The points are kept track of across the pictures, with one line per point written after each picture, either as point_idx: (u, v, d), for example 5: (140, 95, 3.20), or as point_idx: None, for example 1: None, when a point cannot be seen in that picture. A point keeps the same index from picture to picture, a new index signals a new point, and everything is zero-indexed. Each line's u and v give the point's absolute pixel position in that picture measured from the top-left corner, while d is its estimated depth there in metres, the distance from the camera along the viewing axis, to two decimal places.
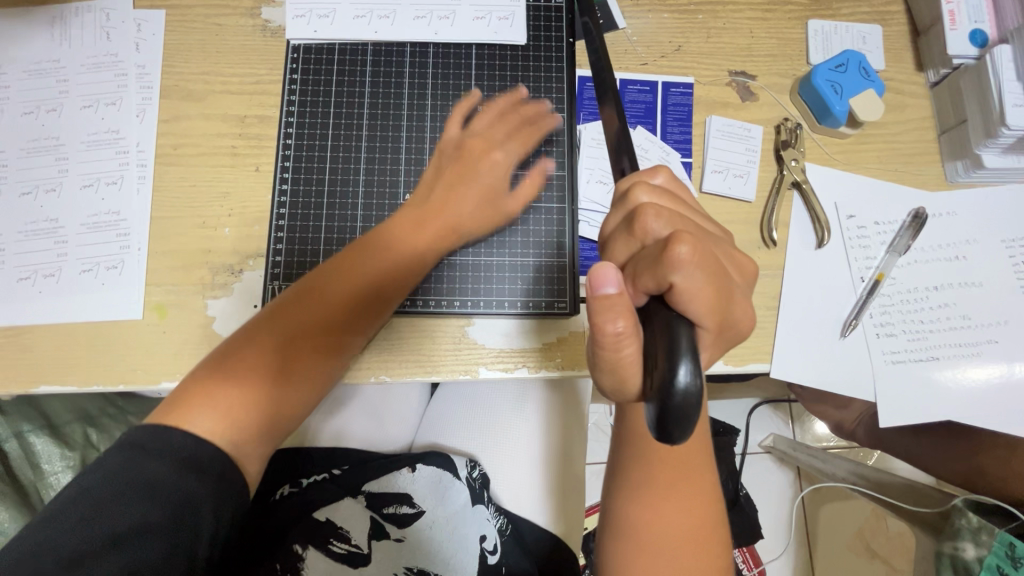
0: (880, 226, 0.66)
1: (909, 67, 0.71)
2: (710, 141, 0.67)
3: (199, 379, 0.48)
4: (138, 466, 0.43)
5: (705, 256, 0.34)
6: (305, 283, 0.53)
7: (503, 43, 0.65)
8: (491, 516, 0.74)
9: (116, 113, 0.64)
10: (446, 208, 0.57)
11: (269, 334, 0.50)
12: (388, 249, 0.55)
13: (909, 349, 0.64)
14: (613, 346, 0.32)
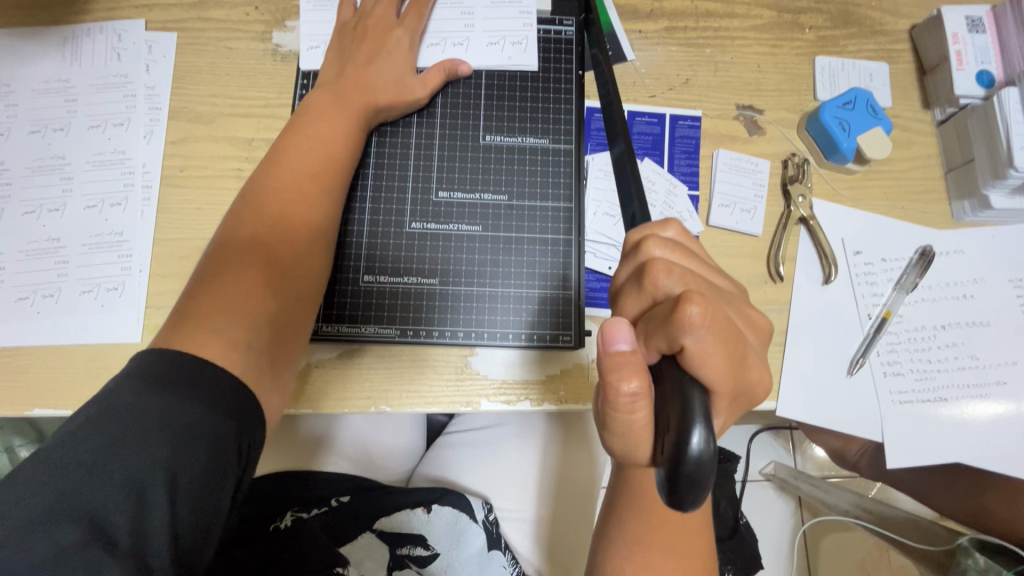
0: (888, 262, 0.66)
1: (915, 105, 0.71)
2: (717, 174, 0.67)
3: (183, 310, 0.46)
4: (166, 408, 0.39)
5: (717, 316, 0.34)
6: (254, 193, 0.53)
7: (514, 68, 0.64)
8: (507, 563, 0.74)
9: (123, 134, 0.64)
10: (372, 73, 0.60)
11: (233, 252, 0.50)
12: (313, 129, 0.57)
13: (916, 389, 0.63)
14: (626, 407, 0.32)
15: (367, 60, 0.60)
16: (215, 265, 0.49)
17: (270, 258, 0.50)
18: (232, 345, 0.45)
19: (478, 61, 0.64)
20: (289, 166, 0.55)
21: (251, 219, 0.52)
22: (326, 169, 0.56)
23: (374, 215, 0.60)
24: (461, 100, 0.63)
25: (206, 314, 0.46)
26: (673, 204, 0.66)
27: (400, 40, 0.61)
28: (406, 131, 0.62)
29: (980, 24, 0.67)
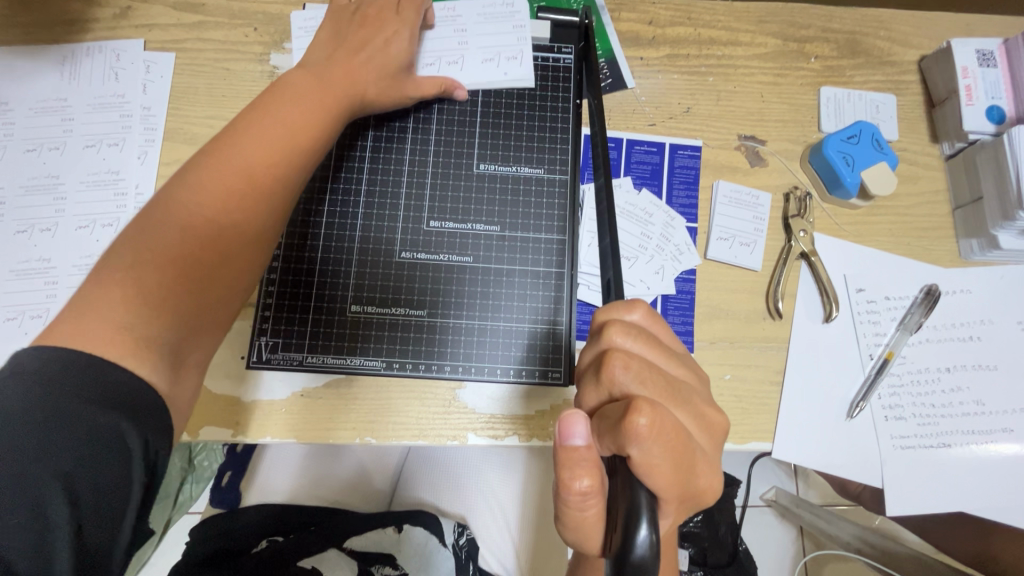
0: (891, 301, 0.64)
1: (924, 138, 0.69)
2: (716, 206, 0.65)
3: (90, 295, 0.41)
4: (68, 410, 0.35)
5: (672, 427, 0.30)
6: (196, 168, 0.48)
7: (512, 84, 0.64)
8: None
9: (118, 154, 0.64)
10: (356, 63, 0.56)
11: (161, 230, 0.44)
12: (279, 107, 0.52)
13: (919, 434, 0.61)
14: (578, 505, 0.30)
15: (351, 59, 0.57)
16: (136, 242, 0.44)
17: (199, 249, 0.45)
18: (135, 341, 0.40)
19: (475, 79, 0.63)
20: (243, 145, 0.49)
21: (193, 194, 0.46)
22: (287, 157, 0.50)
23: (366, 246, 0.59)
24: (456, 130, 0.63)
25: (102, 292, 0.41)
26: (671, 236, 0.64)
27: (391, 46, 0.59)
28: (399, 155, 0.62)
29: (991, 58, 0.65)
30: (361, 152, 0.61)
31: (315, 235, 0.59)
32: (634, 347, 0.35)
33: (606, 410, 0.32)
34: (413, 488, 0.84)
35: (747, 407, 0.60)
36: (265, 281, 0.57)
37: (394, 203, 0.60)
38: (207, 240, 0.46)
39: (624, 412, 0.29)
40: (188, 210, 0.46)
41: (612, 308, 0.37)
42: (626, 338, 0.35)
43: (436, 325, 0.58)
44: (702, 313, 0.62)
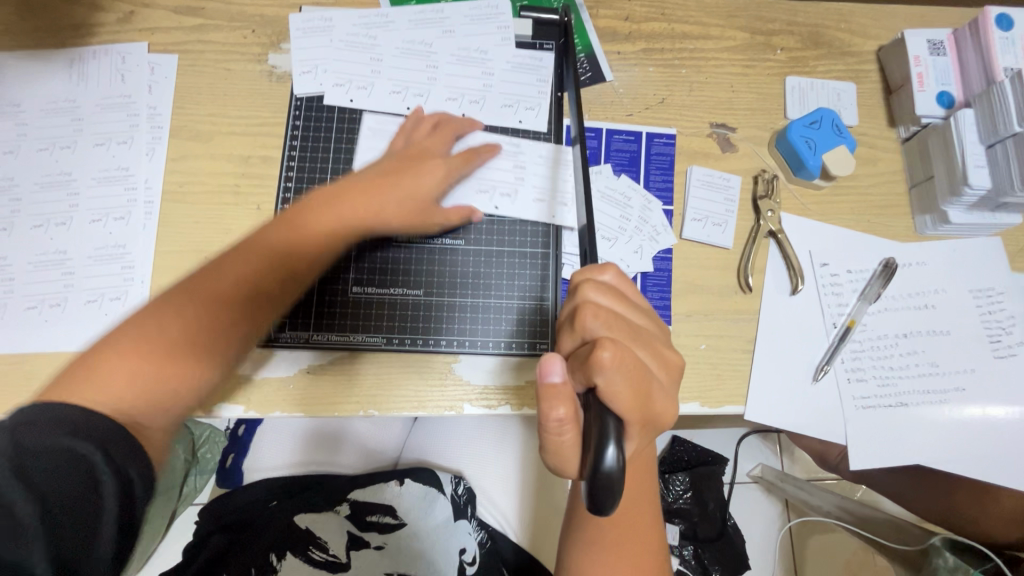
0: (853, 274, 0.69)
1: (882, 123, 0.74)
2: (690, 190, 0.70)
3: (113, 341, 0.48)
4: (49, 441, 0.38)
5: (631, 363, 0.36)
6: (241, 247, 0.54)
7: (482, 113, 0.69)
8: (474, 529, 0.79)
9: (127, 151, 0.68)
10: (374, 198, 0.58)
11: (177, 300, 0.50)
12: (315, 210, 0.57)
13: (879, 396, 0.66)
14: (556, 430, 0.35)
15: (402, 171, 0.60)
16: (163, 307, 0.50)
17: (200, 323, 0.50)
18: (157, 378, 0.47)
19: (435, 112, 0.69)
20: (279, 237, 0.55)
21: (218, 271, 0.52)
22: (301, 251, 0.55)
23: None
24: None
25: (121, 344, 0.47)
26: (648, 218, 0.69)
27: (431, 186, 0.61)
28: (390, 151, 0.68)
29: (941, 47, 0.70)
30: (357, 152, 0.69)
31: None
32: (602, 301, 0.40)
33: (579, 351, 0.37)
34: (416, 448, 0.90)
35: (720, 373, 0.66)
36: None
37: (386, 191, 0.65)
38: (234, 295, 0.52)
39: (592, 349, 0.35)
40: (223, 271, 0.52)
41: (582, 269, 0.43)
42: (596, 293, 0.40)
43: (434, 313, 0.62)
44: (678, 289, 0.67)
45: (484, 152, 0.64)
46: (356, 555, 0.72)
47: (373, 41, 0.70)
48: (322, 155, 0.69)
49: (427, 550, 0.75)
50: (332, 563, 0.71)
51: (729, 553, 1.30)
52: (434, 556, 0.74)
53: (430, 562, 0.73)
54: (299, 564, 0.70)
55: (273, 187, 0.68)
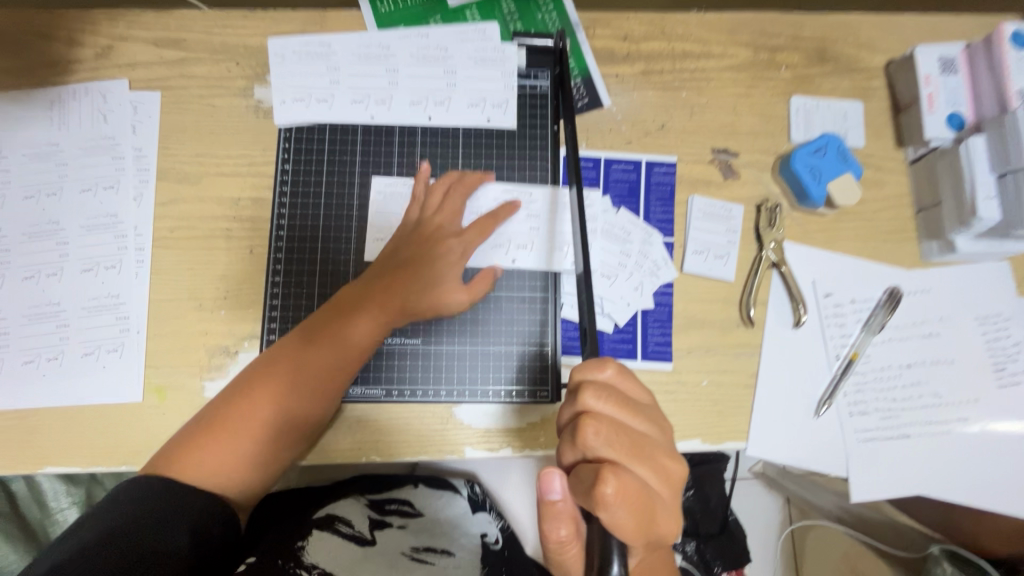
0: (857, 303, 0.68)
1: (889, 143, 0.72)
2: (691, 220, 0.68)
3: (187, 448, 0.54)
4: (137, 537, 0.45)
5: (635, 489, 0.36)
6: (283, 356, 0.58)
7: (496, 129, 0.69)
8: (493, 519, 0.74)
9: (114, 197, 0.66)
10: (397, 293, 0.60)
11: (246, 418, 0.55)
12: (348, 322, 0.59)
13: (881, 427, 0.66)
14: (560, 548, 0.39)
15: (424, 263, 0.61)
16: (228, 422, 0.55)
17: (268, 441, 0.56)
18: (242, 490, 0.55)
19: (458, 120, 0.68)
20: (324, 356, 0.58)
21: (275, 390, 0.56)
22: (346, 371, 0.59)
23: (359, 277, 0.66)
24: (439, 154, 0.69)
25: (199, 452, 0.53)
26: (648, 252, 0.68)
27: (450, 266, 0.61)
28: (384, 197, 0.67)
29: (953, 65, 0.67)
30: (352, 198, 0.68)
31: (313, 276, 0.66)
32: (604, 408, 0.40)
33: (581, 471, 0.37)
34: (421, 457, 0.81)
35: (722, 409, 0.65)
36: (269, 310, 0.65)
37: (380, 241, 0.66)
38: (293, 415, 0.57)
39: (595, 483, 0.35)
40: (275, 389, 0.56)
41: (581, 368, 0.42)
42: (598, 401, 0.40)
43: (431, 364, 0.63)
44: (679, 324, 0.67)
45: (504, 209, 0.63)
46: (381, 534, 0.64)
47: (386, 52, 0.68)
48: (313, 200, 0.67)
49: (449, 530, 0.67)
50: (359, 537, 0.62)
51: (732, 548, 1.17)
52: (457, 535, 0.67)
53: (454, 540, 0.66)
54: (325, 535, 0.60)
55: (265, 229, 0.67)
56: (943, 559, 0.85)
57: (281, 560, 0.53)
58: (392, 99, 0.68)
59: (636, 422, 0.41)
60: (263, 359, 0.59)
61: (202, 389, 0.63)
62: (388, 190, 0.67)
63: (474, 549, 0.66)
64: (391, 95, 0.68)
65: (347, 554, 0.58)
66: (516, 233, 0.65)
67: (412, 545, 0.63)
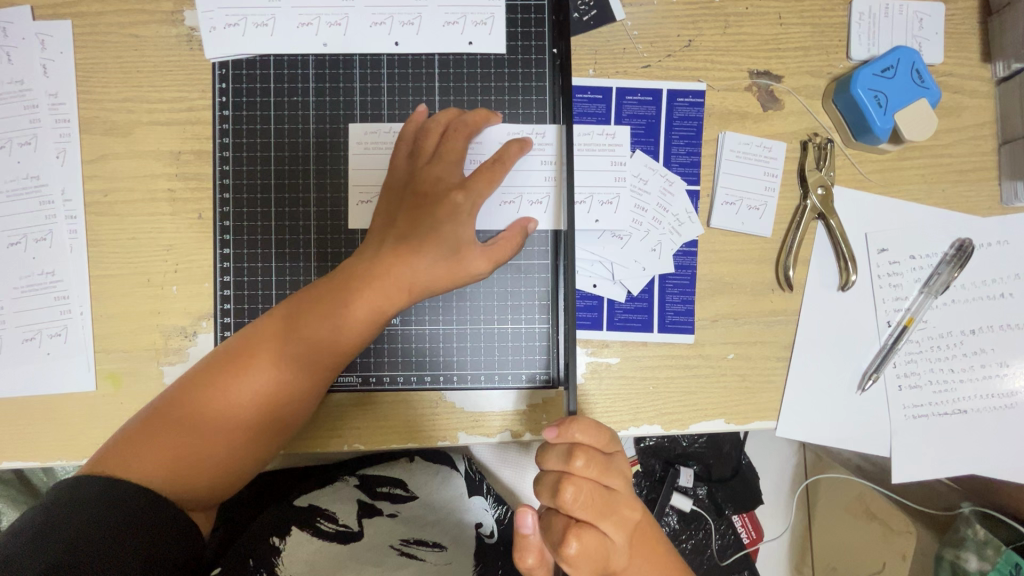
0: (917, 260, 0.57)
1: (973, 58, 0.58)
2: (721, 164, 0.57)
3: (149, 435, 0.47)
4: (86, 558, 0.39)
5: (597, 547, 0.41)
6: (264, 334, 0.50)
7: (479, 54, 0.56)
8: (490, 507, 0.67)
9: (33, 155, 0.56)
10: (399, 262, 0.50)
11: (218, 406, 0.48)
12: (343, 298, 0.50)
13: (933, 402, 0.57)
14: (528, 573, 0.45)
15: (429, 226, 0.51)
16: (198, 410, 0.48)
17: (242, 431, 0.48)
18: (208, 488, 0.48)
19: (432, 45, 0.56)
20: (313, 337, 0.50)
21: (255, 375, 0.49)
22: (339, 356, 0.51)
23: (324, 247, 0.56)
24: (412, 87, 0.56)
25: (162, 441, 0.46)
26: (669, 205, 0.57)
27: (458, 228, 0.51)
28: (346, 150, 0.56)
29: None
30: (306, 149, 0.57)
31: (268, 246, 0.57)
32: (588, 473, 0.42)
33: (552, 519, 0.42)
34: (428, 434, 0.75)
35: (751, 385, 0.57)
36: (221, 287, 0.56)
37: (348, 207, 0.56)
38: (273, 402, 0.49)
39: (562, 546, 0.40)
40: (254, 370, 0.49)
41: (569, 431, 0.42)
42: (583, 466, 0.41)
43: (425, 346, 0.56)
44: (704, 289, 0.57)
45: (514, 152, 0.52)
46: (368, 524, 0.62)
47: None
48: (261, 153, 0.57)
49: (442, 517, 0.65)
50: (343, 534, 0.60)
51: (743, 492, 1.05)
52: (450, 523, 0.64)
53: (444, 530, 0.63)
54: (306, 539, 0.58)
55: (213, 189, 0.57)
56: (974, 521, 0.73)
57: (264, 569, 0.54)
58: (348, 20, 0.55)
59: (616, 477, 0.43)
60: (239, 337, 0.51)
61: (160, 375, 0.56)
62: (368, 140, 0.56)
63: (464, 544, 0.63)
64: (347, 15, 0.55)
65: (330, 554, 0.58)
66: (526, 185, 0.55)
67: (400, 539, 0.62)
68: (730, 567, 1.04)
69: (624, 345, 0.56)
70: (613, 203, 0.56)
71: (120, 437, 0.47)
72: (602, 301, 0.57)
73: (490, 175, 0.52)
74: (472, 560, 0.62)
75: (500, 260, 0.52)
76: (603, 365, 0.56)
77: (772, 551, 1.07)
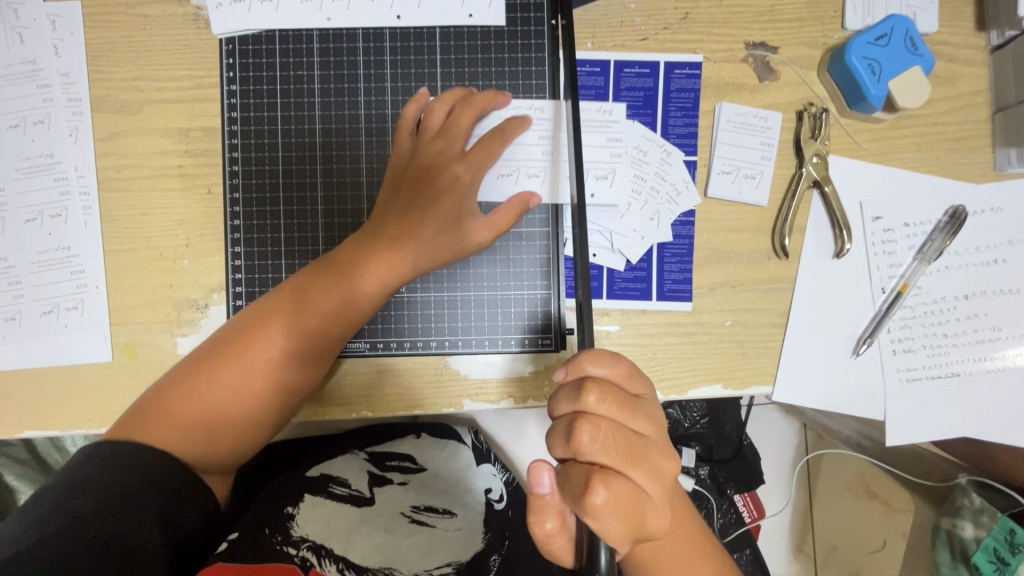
0: (911, 227, 0.58)
1: (968, 26, 0.59)
2: (718, 134, 0.58)
3: (164, 403, 0.48)
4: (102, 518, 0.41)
5: (626, 496, 0.38)
6: (273, 307, 0.51)
7: (480, 27, 0.57)
8: (498, 472, 0.69)
9: (47, 134, 0.58)
10: (404, 234, 0.52)
11: (231, 375, 0.50)
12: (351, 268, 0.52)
13: (927, 366, 0.59)
14: (546, 541, 0.41)
15: (432, 198, 0.53)
16: (211, 380, 0.49)
17: (253, 398, 0.50)
18: (223, 453, 0.50)
19: (433, 17, 0.57)
20: (320, 306, 0.51)
21: (266, 344, 0.50)
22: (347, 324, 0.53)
23: (331, 218, 0.58)
24: (413, 59, 0.57)
25: (177, 408, 0.48)
26: (667, 174, 0.58)
27: (461, 199, 0.54)
28: (353, 124, 0.58)
29: None
30: (311, 124, 0.58)
31: (277, 218, 0.58)
32: (605, 409, 0.40)
33: (571, 470, 0.39)
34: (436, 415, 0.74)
35: (747, 351, 0.58)
36: (231, 259, 0.58)
37: (355, 178, 0.58)
38: (285, 370, 0.51)
39: (585, 490, 0.37)
40: (264, 339, 0.50)
41: (587, 364, 0.41)
42: (597, 401, 0.40)
43: (431, 314, 0.57)
44: (702, 257, 0.58)
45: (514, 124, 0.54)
46: (381, 490, 0.64)
47: None
48: (268, 128, 0.58)
49: (452, 486, 0.66)
50: (356, 498, 0.62)
51: (745, 471, 1.06)
52: (460, 492, 0.66)
53: (455, 497, 0.65)
54: (319, 503, 0.60)
55: (221, 164, 0.58)
56: (971, 490, 0.74)
57: (279, 534, 0.55)
58: None
59: (637, 423, 0.41)
60: (249, 309, 0.52)
61: (174, 346, 0.57)
62: (373, 114, 0.58)
63: (474, 510, 0.65)
64: None
65: (344, 518, 0.60)
66: (525, 158, 0.56)
67: (411, 504, 0.64)
68: (732, 545, 1.04)
69: (624, 313, 0.58)
70: (608, 178, 0.57)
71: (134, 409, 0.49)
72: (603, 271, 0.58)
73: (491, 148, 0.54)
74: (483, 530, 0.63)
75: (504, 229, 0.54)
76: (603, 333, 0.58)
77: (772, 527, 1.09)
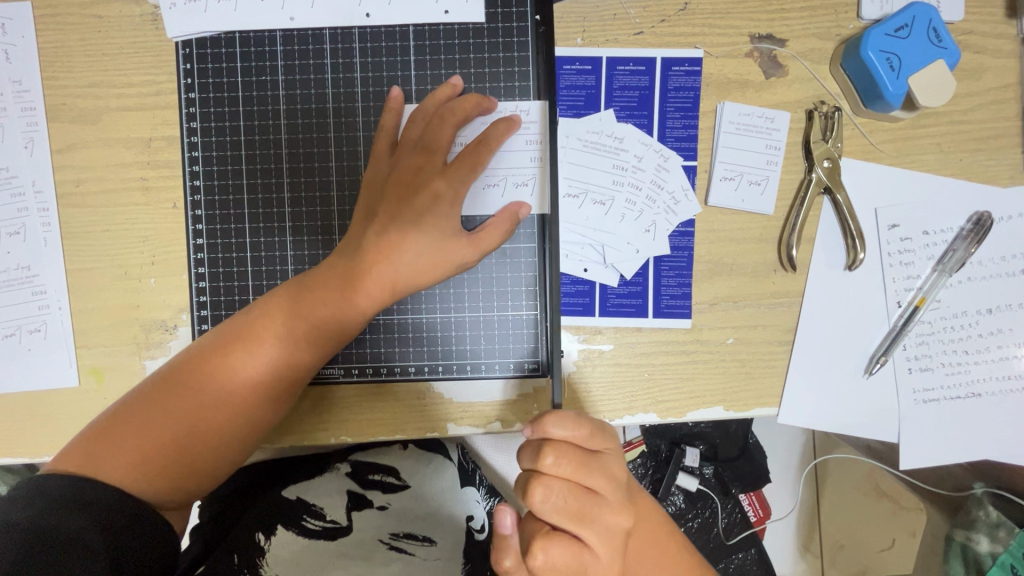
0: (930, 235, 0.54)
1: (997, 13, 0.53)
2: (719, 137, 0.53)
3: (121, 429, 0.45)
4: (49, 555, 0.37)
5: (567, 552, 0.39)
6: (243, 329, 0.48)
7: (457, 24, 0.53)
8: (481, 498, 0.68)
9: (0, 147, 0.54)
10: (381, 254, 0.48)
11: (196, 401, 0.46)
12: (325, 290, 0.48)
13: (945, 386, 0.55)
14: None
15: (412, 215, 0.48)
16: (174, 406, 0.46)
17: (216, 428, 0.47)
18: (181, 485, 0.46)
19: (405, 14, 0.52)
20: (293, 330, 0.48)
21: (233, 370, 0.47)
22: (321, 351, 0.49)
23: (301, 234, 0.54)
24: (386, 60, 0.53)
25: (135, 435, 0.45)
26: (664, 182, 0.53)
27: (442, 216, 0.49)
28: (322, 133, 0.54)
29: None
30: (278, 133, 0.54)
31: (243, 235, 0.55)
32: (560, 472, 0.40)
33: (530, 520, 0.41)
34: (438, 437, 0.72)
35: (751, 370, 0.54)
36: (196, 280, 0.55)
37: (325, 193, 0.54)
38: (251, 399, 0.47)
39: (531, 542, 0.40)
40: (227, 365, 0.47)
41: (540, 427, 0.41)
42: (552, 464, 0.40)
43: (411, 336, 0.54)
44: (701, 271, 0.54)
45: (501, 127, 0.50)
46: (359, 517, 0.60)
47: None
48: (232, 139, 0.54)
49: (433, 509, 0.63)
50: (331, 529, 0.58)
51: (751, 473, 1.03)
52: (441, 517, 0.62)
53: (436, 524, 0.61)
54: (292, 537, 0.56)
55: (185, 176, 0.55)
56: (986, 502, 0.68)
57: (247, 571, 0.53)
58: None
59: (594, 482, 0.41)
60: (218, 332, 0.49)
61: (142, 369, 0.54)
62: (343, 122, 0.54)
63: (454, 538, 0.61)
64: None
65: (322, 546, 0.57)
66: (512, 167, 0.52)
67: (389, 531, 0.60)
68: (736, 546, 1.02)
69: (617, 331, 0.54)
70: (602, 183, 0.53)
71: (89, 433, 0.45)
72: (594, 286, 0.54)
73: (475, 159, 0.49)
74: (462, 561, 0.60)
75: (488, 248, 0.49)
76: (596, 352, 0.54)
77: (777, 533, 1.06)
